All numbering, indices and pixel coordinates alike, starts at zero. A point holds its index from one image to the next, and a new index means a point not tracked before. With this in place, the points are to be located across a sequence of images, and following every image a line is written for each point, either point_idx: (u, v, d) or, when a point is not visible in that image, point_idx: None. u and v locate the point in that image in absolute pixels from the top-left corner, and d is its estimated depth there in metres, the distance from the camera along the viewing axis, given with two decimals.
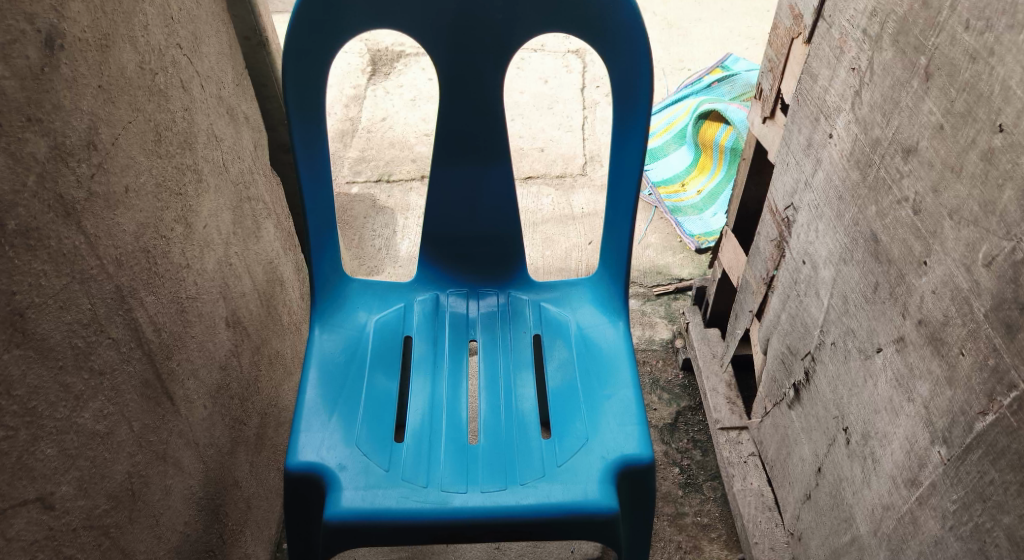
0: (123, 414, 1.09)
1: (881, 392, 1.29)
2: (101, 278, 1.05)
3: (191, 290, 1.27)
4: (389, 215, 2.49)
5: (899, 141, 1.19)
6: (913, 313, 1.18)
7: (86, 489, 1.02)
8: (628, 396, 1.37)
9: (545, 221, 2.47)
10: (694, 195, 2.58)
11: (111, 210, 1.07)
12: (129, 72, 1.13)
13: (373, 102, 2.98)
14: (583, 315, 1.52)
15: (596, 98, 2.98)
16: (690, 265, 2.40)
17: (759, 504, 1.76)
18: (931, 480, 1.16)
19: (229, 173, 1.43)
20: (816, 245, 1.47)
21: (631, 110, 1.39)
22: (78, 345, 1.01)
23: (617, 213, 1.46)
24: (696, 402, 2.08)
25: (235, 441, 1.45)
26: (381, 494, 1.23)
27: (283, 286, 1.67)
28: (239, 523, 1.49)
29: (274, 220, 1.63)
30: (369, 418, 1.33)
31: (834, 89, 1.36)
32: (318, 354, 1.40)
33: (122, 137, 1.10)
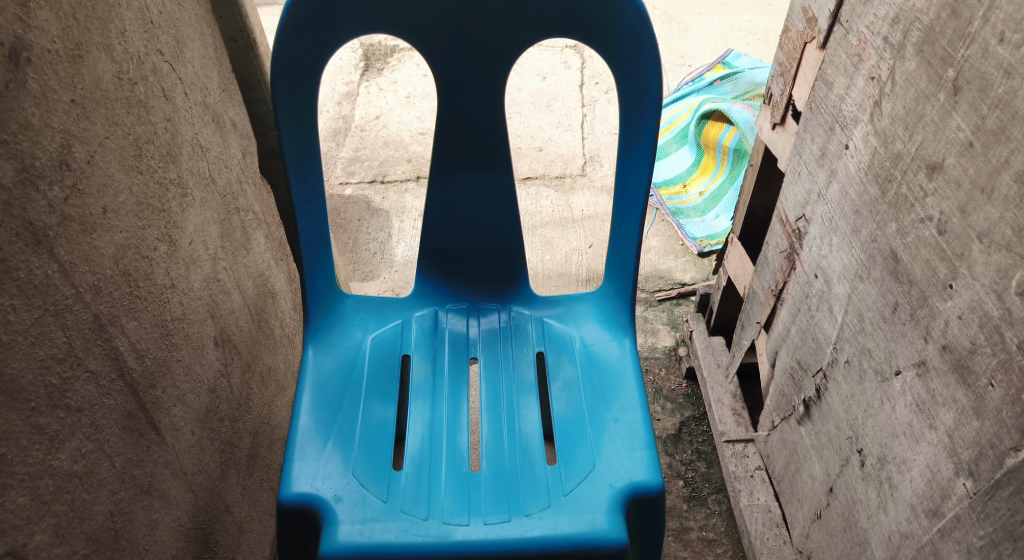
0: (104, 450, 1.06)
1: (899, 417, 1.23)
2: (78, 308, 1.00)
3: (177, 311, 1.23)
4: (384, 218, 2.42)
5: (923, 157, 1.13)
6: (936, 337, 1.12)
7: (62, 536, 0.99)
8: (636, 418, 1.31)
9: (544, 224, 2.41)
10: (696, 196, 2.52)
11: (88, 234, 1.02)
12: (105, 83, 1.06)
13: (367, 99, 2.90)
14: (588, 331, 1.46)
15: (595, 95, 2.92)
16: (693, 270, 2.34)
17: (767, 520, 1.71)
18: (956, 513, 1.10)
19: (216, 185, 1.36)
20: (829, 259, 1.41)
21: (638, 119, 1.33)
22: (52, 382, 0.96)
23: (624, 224, 1.41)
24: (700, 412, 2.03)
25: (225, 465, 1.40)
26: (378, 528, 1.19)
27: (275, 299, 1.61)
28: (231, 548, 1.43)
29: (264, 230, 1.57)
30: (366, 445, 1.28)
31: (851, 99, 1.30)
32: (312, 376, 1.36)
33: (99, 153, 1.04)
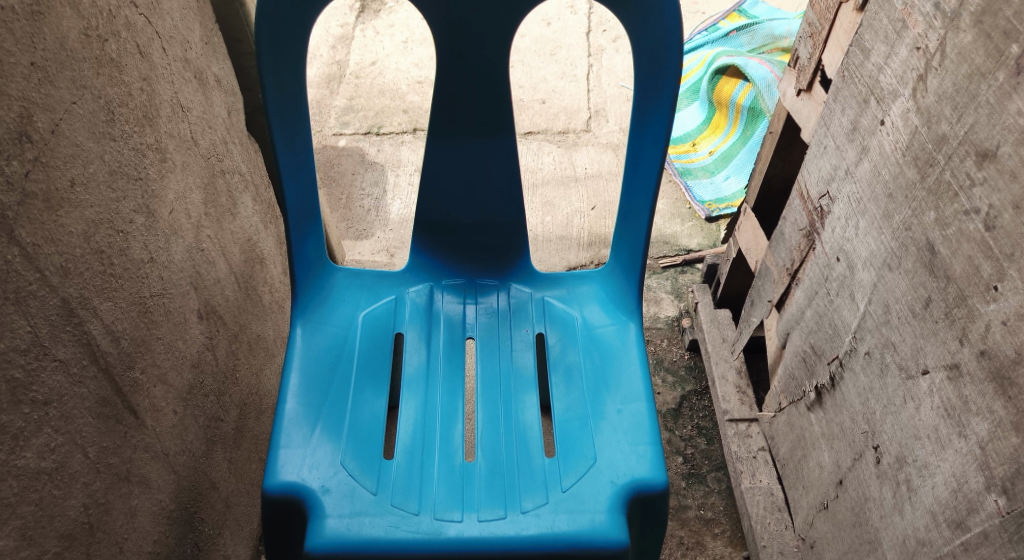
0: (76, 442, 1.01)
1: (924, 419, 1.16)
2: (43, 293, 0.96)
3: (156, 287, 1.16)
4: (379, 172, 2.32)
5: (972, 142, 1.05)
6: (974, 341, 1.05)
7: (30, 537, 0.94)
8: (640, 410, 1.24)
9: (545, 182, 2.32)
10: (706, 155, 2.43)
11: (53, 213, 0.97)
12: (70, 42, 1.00)
13: (363, 43, 2.77)
14: (591, 313, 1.38)
15: (602, 43, 2.78)
16: (699, 235, 2.26)
17: (768, 504, 1.63)
18: (983, 530, 1.05)
19: (199, 147, 1.28)
20: (854, 243, 1.32)
21: (655, 89, 1.23)
22: (16, 376, 0.92)
23: (634, 197, 1.31)
24: (702, 386, 1.96)
25: (210, 441, 1.32)
26: (367, 522, 1.12)
27: (263, 264, 1.52)
28: (217, 525, 1.36)
29: (251, 191, 1.47)
30: (356, 432, 1.21)
31: (891, 70, 1.21)
32: (299, 356, 1.27)
33: (65, 121, 0.98)
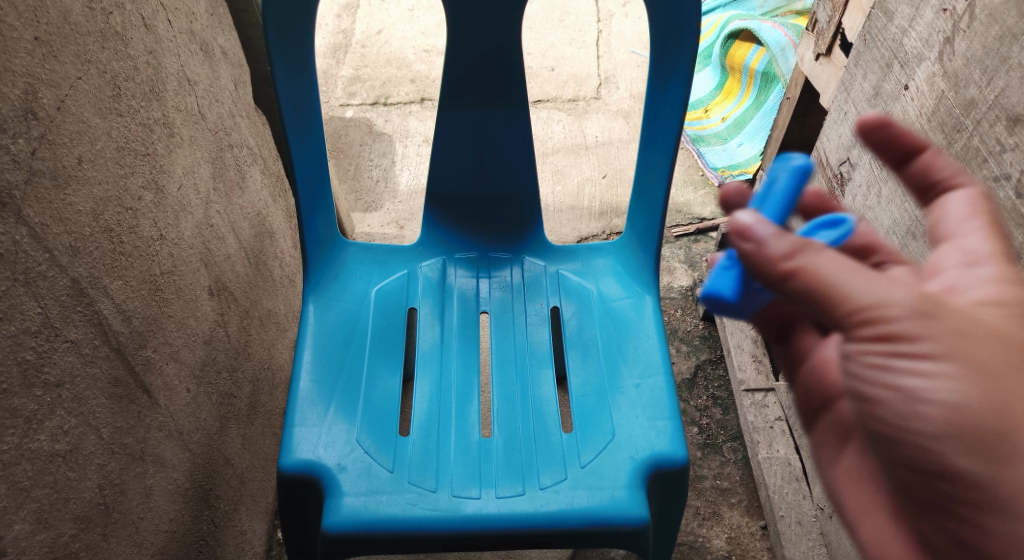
0: (90, 424, 1.00)
1: None
2: (53, 273, 0.94)
3: (166, 264, 1.14)
4: (387, 142, 2.30)
5: (1003, 106, 1.03)
6: None
7: (46, 521, 0.93)
8: (658, 384, 1.22)
9: (555, 151, 2.29)
10: (718, 122, 2.40)
11: (61, 190, 0.95)
12: (75, 16, 0.98)
13: (368, 12, 2.72)
14: (606, 286, 1.36)
15: (611, 9, 2.73)
16: (713, 203, 2.23)
17: (786, 474, 1.60)
18: None
19: (206, 121, 1.26)
20: (876, 212, 1.29)
21: (672, 58, 1.21)
22: (27, 359, 0.91)
23: (651, 161, 1.28)
24: (717, 356, 1.92)
25: (224, 417, 1.30)
26: (384, 500, 1.11)
27: (274, 238, 1.50)
28: (233, 501, 1.35)
29: (259, 164, 1.45)
30: (371, 409, 1.19)
31: (916, 33, 1.19)
32: (312, 334, 1.25)
33: (70, 97, 0.97)
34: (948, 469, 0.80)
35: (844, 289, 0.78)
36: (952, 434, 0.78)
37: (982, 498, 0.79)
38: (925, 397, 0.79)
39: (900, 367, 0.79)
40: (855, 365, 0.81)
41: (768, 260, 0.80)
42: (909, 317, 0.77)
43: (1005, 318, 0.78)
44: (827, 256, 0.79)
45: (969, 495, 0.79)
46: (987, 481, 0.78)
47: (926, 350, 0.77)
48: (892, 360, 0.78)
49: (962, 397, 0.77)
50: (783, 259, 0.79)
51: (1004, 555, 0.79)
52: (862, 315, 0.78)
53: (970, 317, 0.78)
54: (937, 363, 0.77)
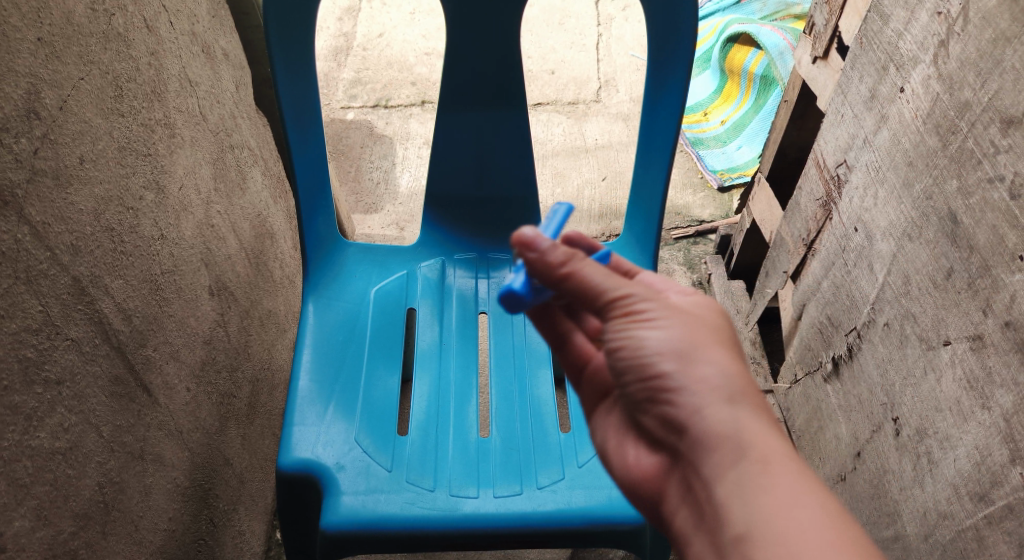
0: (90, 422, 1.00)
1: (945, 391, 1.13)
2: (54, 272, 0.95)
3: (166, 264, 1.15)
4: (388, 144, 2.31)
5: (997, 108, 1.04)
6: (998, 312, 1.04)
7: (46, 518, 0.94)
8: None
9: (555, 154, 2.30)
10: (717, 125, 2.41)
11: (62, 189, 0.96)
12: (78, 17, 0.99)
13: (369, 15, 2.73)
14: None
15: (612, 13, 2.74)
16: (712, 206, 2.24)
17: None
18: (1007, 503, 1.03)
19: (207, 122, 1.27)
20: (872, 213, 1.30)
21: (670, 61, 1.22)
22: (28, 356, 0.92)
23: (649, 162, 1.29)
24: None
25: (223, 417, 1.31)
26: (383, 499, 1.11)
27: (274, 239, 1.51)
28: (232, 501, 1.36)
29: (260, 165, 1.46)
30: (370, 408, 1.20)
31: (911, 36, 1.19)
32: (311, 334, 1.26)
33: (72, 98, 0.98)
34: (665, 390, 0.85)
35: (596, 280, 0.86)
36: (663, 358, 0.84)
37: (688, 406, 0.83)
38: (652, 343, 0.85)
39: (640, 332, 0.85)
40: (612, 348, 0.87)
41: (544, 263, 0.86)
42: (647, 297, 0.86)
43: (702, 304, 0.90)
44: (594, 264, 0.87)
45: (682, 405, 0.84)
46: (708, 408, 0.82)
47: (654, 311, 0.86)
48: (632, 325, 0.86)
49: (681, 341, 0.85)
50: (560, 265, 0.86)
51: (732, 478, 0.80)
52: (612, 295, 0.86)
53: (681, 303, 0.88)
54: (662, 320, 0.86)
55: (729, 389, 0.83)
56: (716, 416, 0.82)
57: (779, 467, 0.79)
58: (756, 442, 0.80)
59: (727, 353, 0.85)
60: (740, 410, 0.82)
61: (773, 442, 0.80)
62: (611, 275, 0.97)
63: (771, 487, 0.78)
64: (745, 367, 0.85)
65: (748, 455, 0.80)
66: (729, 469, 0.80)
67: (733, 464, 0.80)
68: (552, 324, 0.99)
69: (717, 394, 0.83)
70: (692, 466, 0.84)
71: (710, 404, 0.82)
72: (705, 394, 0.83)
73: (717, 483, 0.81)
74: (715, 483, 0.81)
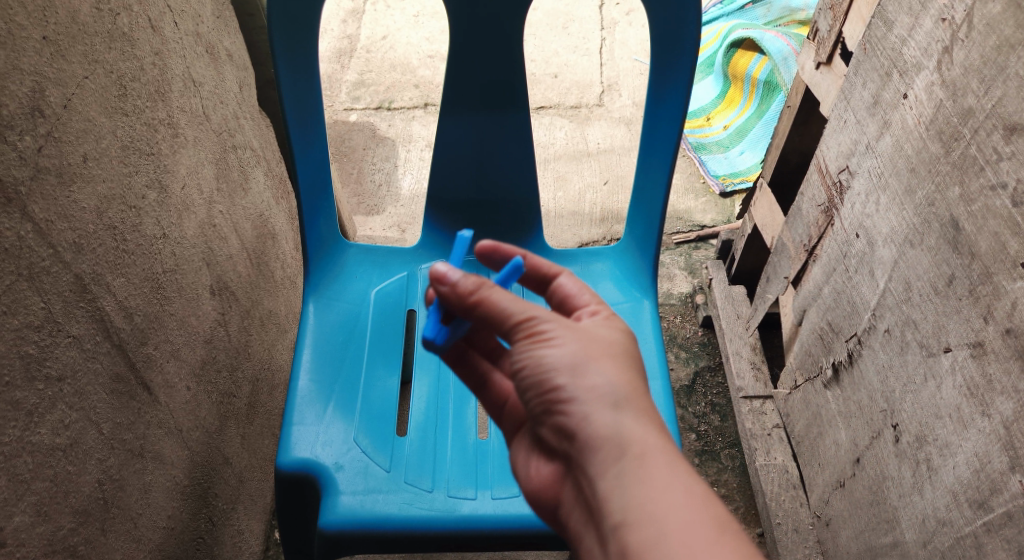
0: (90, 418, 1.00)
1: (945, 398, 1.13)
2: (56, 269, 0.95)
3: (168, 263, 1.15)
4: (390, 147, 2.31)
5: (1000, 115, 1.04)
6: (999, 319, 1.04)
7: (46, 514, 0.94)
8: (655, 388, 1.23)
9: (557, 157, 2.30)
10: (720, 130, 2.41)
11: (65, 186, 0.96)
12: (83, 17, 0.99)
13: (373, 17, 2.73)
14: (605, 290, 1.36)
15: (615, 17, 2.74)
16: (713, 211, 2.24)
17: (783, 481, 1.60)
18: (1007, 511, 1.03)
19: (211, 122, 1.27)
20: (874, 219, 1.30)
21: (672, 64, 1.22)
22: (30, 353, 0.92)
23: (651, 165, 1.29)
24: (716, 363, 1.92)
25: (223, 416, 1.31)
26: (381, 500, 1.12)
27: (275, 239, 1.51)
28: (231, 500, 1.36)
29: (262, 166, 1.46)
30: (369, 408, 1.20)
31: (914, 42, 1.20)
32: (312, 334, 1.26)
33: (77, 96, 0.98)
34: (558, 401, 0.84)
35: (502, 303, 0.87)
36: (557, 372, 0.84)
37: (577, 413, 0.83)
38: (549, 358, 0.84)
39: (539, 349, 0.85)
40: (515, 368, 0.86)
41: (456, 291, 0.88)
42: (550, 317, 0.86)
43: (604, 323, 0.90)
44: (502, 290, 0.88)
45: (572, 413, 0.83)
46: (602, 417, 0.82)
47: (553, 330, 0.86)
48: (534, 345, 0.85)
49: (574, 354, 0.84)
50: (469, 293, 0.88)
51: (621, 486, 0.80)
52: (517, 318, 0.86)
53: (583, 323, 0.88)
54: (560, 336, 0.85)
55: (615, 395, 0.83)
56: (602, 421, 0.82)
57: (654, 459, 0.80)
58: (637, 441, 0.81)
59: (619, 364, 0.85)
60: (623, 414, 0.82)
61: (652, 440, 0.81)
62: (533, 276, 1.00)
63: (645, 479, 0.80)
64: (637, 376, 0.85)
65: (629, 451, 0.81)
66: (612, 467, 0.81)
67: (617, 461, 0.81)
68: (469, 366, 0.98)
69: (602, 399, 0.83)
70: (581, 470, 0.84)
71: (596, 411, 0.82)
72: (593, 400, 0.83)
73: (601, 480, 0.81)
74: (600, 481, 0.81)
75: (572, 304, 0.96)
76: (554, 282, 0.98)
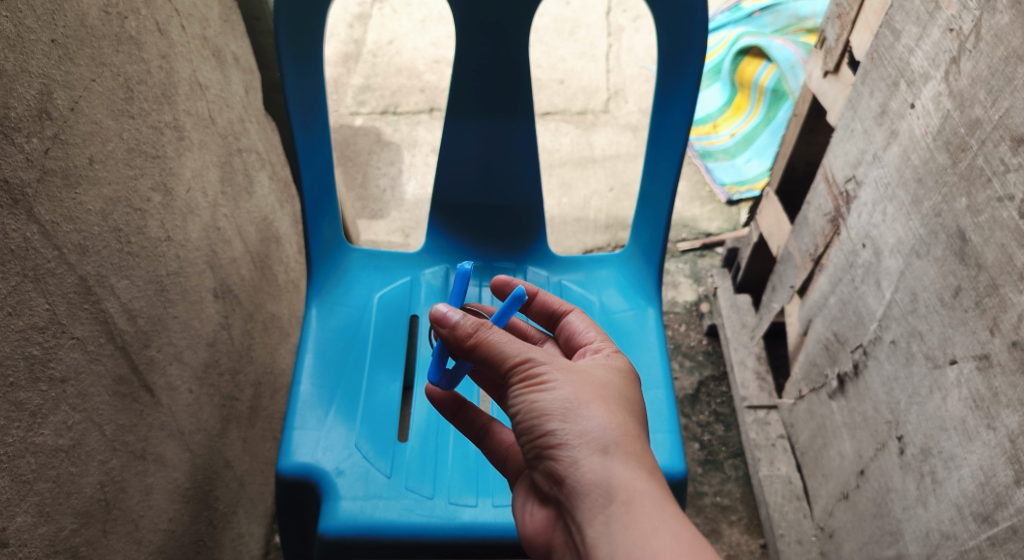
0: (93, 420, 1.00)
1: (950, 410, 1.12)
2: (61, 270, 0.95)
3: (172, 265, 1.14)
4: (395, 151, 2.31)
5: (1007, 127, 1.03)
6: (1005, 331, 1.03)
7: (48, 514, 0.94)
8: (659, 397, 1.22)
9: (562, 163, 2.29)
10: (727, 137, 2.40)
11: (72, 188, 0.96)
12: (91, 19, 0.99)
13: (380, 21, 2.73)
14: (609, 297, 1.36)
15: (622, 23, 2.73)
16: (719, 219, 2.24)
17: (787, 492, 1.59)
18: (1012, 525, 1.02)
19: (216, 126, 1.27)
20: (881, 229, 1.29)
21: (679, 71, 1.22)
22: (34, 354, 0.92)
23: (656, 172, 1.29)
24: (720, 372, 1.91)
25: (225, 420, 1.31)
26: (381, 506, 1.11)
27: (279, 243, 1.51)
28: (231, 504, 1.35)
29: (267, 170, 1.46)
30: (370, 413, 1.19)
31: (923, 52, 1.19)
32: (314, 338, 1.26)
33: (84, 99, 0.98)
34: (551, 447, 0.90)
35: (500, 346, 0.93)
36: (550, 417, 0.90)
37: (567, 459, 0.89)
38: (543, 403, 0.91)
39: (535, 395, 0.91)
40: (512, 410, 0.93)
41: (455, 333, 0.95)
42: (546, 362, 0.93)
43: (599, 367, 0.96)
44: (501, 332, 0.95)
45: (562, 458, 0.89)
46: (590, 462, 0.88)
47: (549, 375, 0.92)
48: (529, 390, 0.91)
49: (568, 400, 0.91)
50: (468, 336, 0.94)
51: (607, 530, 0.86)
52: (514, 362, 0.92)
53: (578, 367, 0.95)
54: (556, 381, 0.92)
55: (604, 441, 0.89)
56: (591, 467, 0.88)
57: (641, 507, 0.86)
58: (624, 487, 0.87)
59: (609, 409, 0.91)
60: (612, 459, 0.88)
61: (640, 486, 0.87)
62: (543, 312, 1.12)
63: (631, 526, 0.86)
64: (628, 422, 0.91)
65: (616, 498, 0.87)
66: (599, 513, 0.87)
67: (603, 508, 0.87)
68: (468, 419, 1.07)
69: (591, 445, 0.89)
70: (570, 513, 0.90)
71: (586, 456, 0.88)
72: (583, 446, 0.89)
73: (589, 526, 0.88)
74: (588, 526, 0.88)
75: (580, 340, 1.06)
76: (564, 318, 1.10)
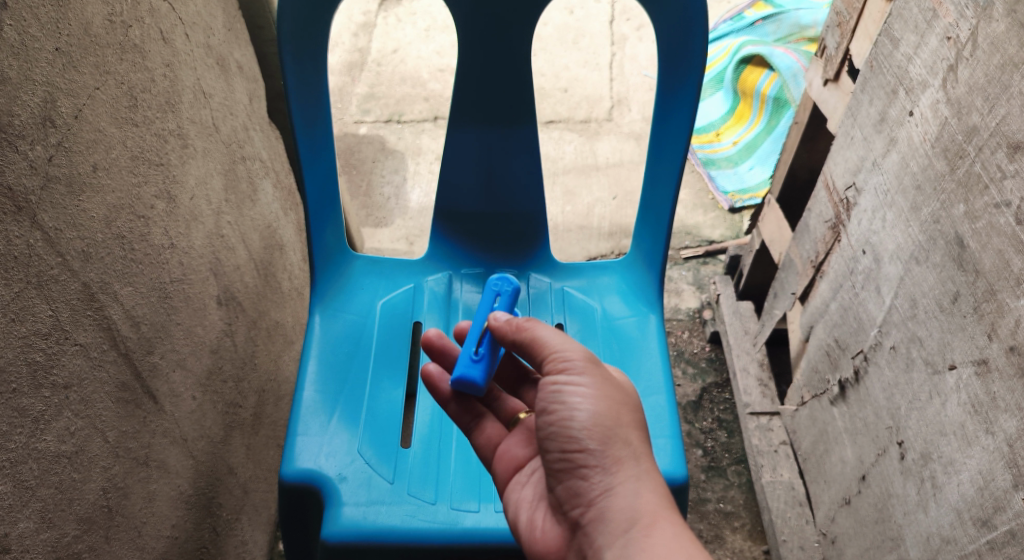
0: (95, 426, 1.01)
1: (949, 415, 1.13)
2: (65, 277, 0.97)
3: (176, 273, 1.16)
4: (399, 159, 2.33)
5: (1004, 134, 1.04)
6: (1003, 337, 1.04)
7: (50, 520, 0.95)
8: (660, 403, 1.22)
9: (566, 171, 2.31)
10: (729, 145, 2.41)
11: (75, 196, 0.97)
12: (95, 28, 1.01)
13: (384, 31, 2.75)
14: (611, 304, 1.37)
15: (625, 32, 2.74)
16: (722, 226, 2.25)
17: (789, 498, 1.59)
18: (1010, 528, 1.03)
19: (220, 134, 1.28)
20: (880, 236, 1.30)
21: (679, 78, 1.23)
22: (36, 359, 0.93)
23: (658, 179, 1.30)
24: (723, 379, 1.92)
25: (228, 426, 1.32)
26: (383, 512, 1.12)
27: (283, 250, 1.52)
28: (235, 511, 1.36)
29: (271, 177, 1.48)
30: (373, 419, 1.20)
31: (921, 60, 1.20)
32: (317, 344, 1.27)
33: (88, 106, 0.99)
34: (586, 467, 0.98)
35: (557, 359, 1.01)
36: (590, 438, 0.98)
37: (599, 482, 0.97)
38: (585, 422, 0.98)
39: (581, 412, 0.99)
40: (551, 421, 1.00)
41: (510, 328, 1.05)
42: (591, 383, 1.01)
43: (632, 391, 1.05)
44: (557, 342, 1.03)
45: (595, 479, 0.98)
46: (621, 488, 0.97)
47: (594, 397, 1.00)
48: (575, 407, 0.99)
49: (610, 425, 0.99)
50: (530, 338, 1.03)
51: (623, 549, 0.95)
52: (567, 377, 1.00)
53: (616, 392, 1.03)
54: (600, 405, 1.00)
55: (637, 470, 0.98)
56: (621, 494, 0.97)
57: (662, 530, 0.94)
58: (647, 514, 0.95)
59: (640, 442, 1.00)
60: (641, 487, 0.97)
61: (662, 515, 0.95)
62: None
63: (647, 550, 0.93)
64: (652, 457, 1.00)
65: (638, 523, 0.95)
66: (619, 536, 0.95)
67: (624, 532, 0.95)
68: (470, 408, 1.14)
69: (626, 472, 0.97)
70: (588, 530, 0.98)
71: (618, 482, 0.97)
72: (616, 472, 0.97)
73: (608, 546, 0.96)
74: (606, 546, 0.96)
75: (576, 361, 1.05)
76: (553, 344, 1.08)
